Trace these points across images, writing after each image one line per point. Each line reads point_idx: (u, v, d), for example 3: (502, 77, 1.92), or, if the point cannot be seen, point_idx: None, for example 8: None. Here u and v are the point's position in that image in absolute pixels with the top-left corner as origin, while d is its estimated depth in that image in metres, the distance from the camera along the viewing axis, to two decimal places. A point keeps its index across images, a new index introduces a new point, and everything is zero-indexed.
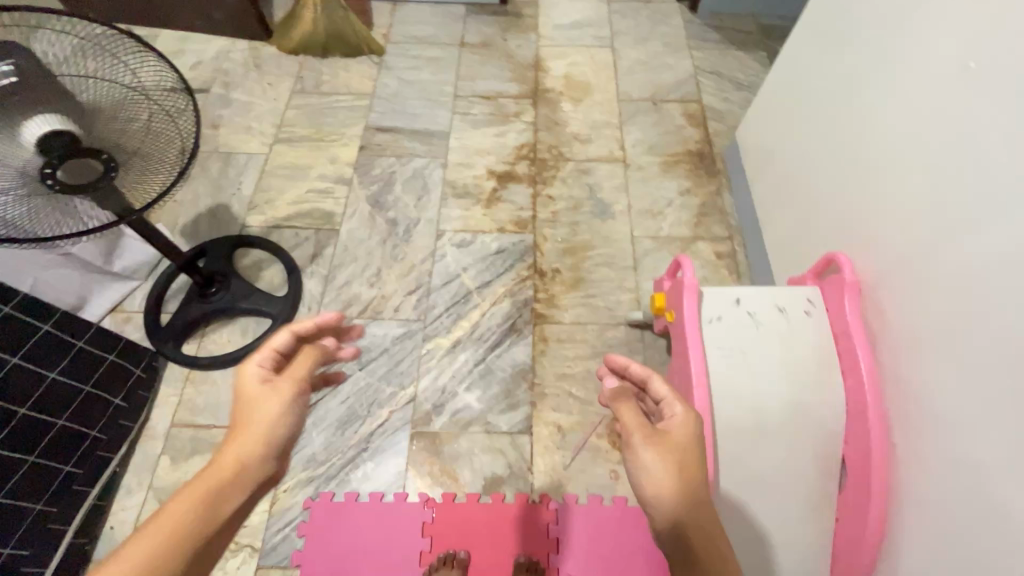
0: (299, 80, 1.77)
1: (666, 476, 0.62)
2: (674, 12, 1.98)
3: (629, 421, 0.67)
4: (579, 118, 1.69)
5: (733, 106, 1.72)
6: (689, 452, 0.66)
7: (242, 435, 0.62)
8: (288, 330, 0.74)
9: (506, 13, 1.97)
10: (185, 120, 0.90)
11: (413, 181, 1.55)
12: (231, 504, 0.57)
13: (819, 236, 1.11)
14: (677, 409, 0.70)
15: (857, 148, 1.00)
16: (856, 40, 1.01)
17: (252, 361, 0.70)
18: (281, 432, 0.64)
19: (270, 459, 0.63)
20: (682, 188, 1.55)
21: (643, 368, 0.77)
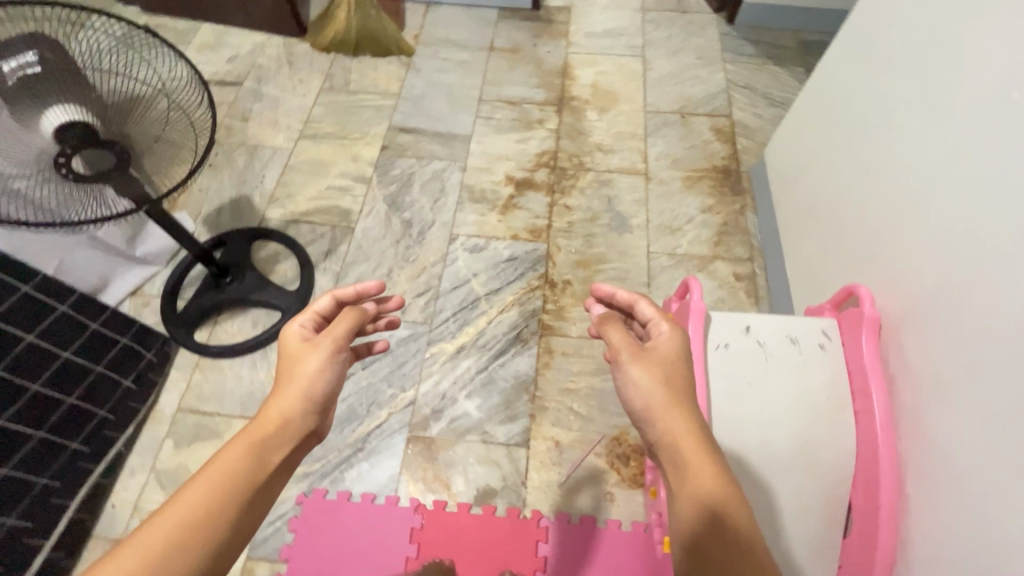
0: (329, 78, 1.80)
1: (654, 392, 0.70)
2: (710, 24, 1.93)
3: (617, 342, 0.75)
4: (604, 128, 1.66)
5: (764, 124, 1.66)
6: (673, 367, 0.72)
7: (288, 389, 0.70)
8: (331, 296, 0.83)
9: (538, 19, 1.95)
10: (198, 113, 0.95)
11: (431, 184, 1.55)
12: (279, 453, 0.64)
13: (843, 266, 1.06)
14: (662, 328, 0.77)
15: (887, 175, 0.95)
16: (892, 63, 0.97)
17: (297, 322, 0.79)
18: (322, 386, 0.71)
19: (312, 414, 0.70)
20: (704, 206, 1.50)
21: (628, 294, 0.83)
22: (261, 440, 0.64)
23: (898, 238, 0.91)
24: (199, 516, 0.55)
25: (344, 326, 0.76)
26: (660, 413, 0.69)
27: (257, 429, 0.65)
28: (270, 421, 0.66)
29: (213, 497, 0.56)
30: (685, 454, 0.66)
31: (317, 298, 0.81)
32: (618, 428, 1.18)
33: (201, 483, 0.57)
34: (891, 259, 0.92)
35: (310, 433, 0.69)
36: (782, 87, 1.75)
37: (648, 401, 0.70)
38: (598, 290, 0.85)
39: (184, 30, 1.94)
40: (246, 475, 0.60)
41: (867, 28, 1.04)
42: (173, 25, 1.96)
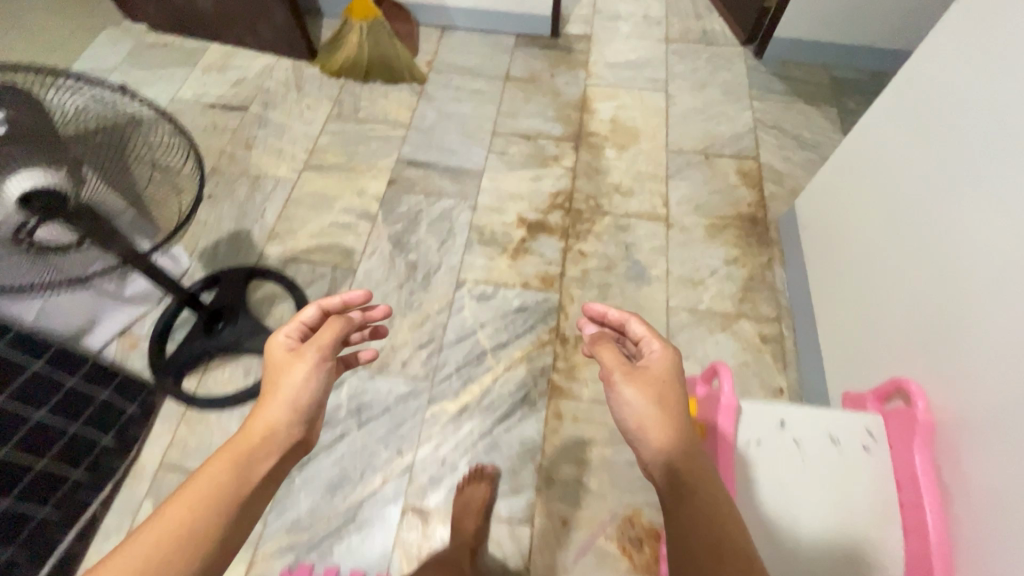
0: (338, 105, 1.73)
1: (646, 407, 0.64)
2: (737, 57, 1.84)
3: (607, 361, 0.70)
4: (623, 167, 1.57)
5: (794, 168, 1.57)
6: (668, 381, 0.67)
7: (272, 398, 0.66)
8: (317, 305, 0.80)
9: (557, 47, 1.88)
10: (179, 153, 0.86)
11: (439, 223, 1.47)
12: (262, 468, 0.59)
13: (885, 334, 0.97)
14: (654, 345, 0.72)
15: (937, 240, 0.87)
16: (948, 134, 0.87)
17: (281, 332, 0.76)
18: (308, 398, 0.68)
19: (299, 424, 0.65)
20: (729, 257, 1.40)
21: (620, 312, 0.78)
22: (243, 453, 0.59)
23: (949, 315, 0.83)
24: (182, 533, 0.50)
25: (329, 334, 0.73)
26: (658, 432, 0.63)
27: (240, 442, 0.60)
28: (254, 432, 0.62)
29: (195, 514, 0.52)
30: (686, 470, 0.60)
31: (303, 308, 0.78)
32: (631, 506, 1.09)
33: (179, 502, 0.52)
34: (942, 337, 0.84)
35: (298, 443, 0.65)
36: (813, 128, 1.65)
37: (643, 420, 0.64)
38: (588, 308, 0.80)
39: (192, 49, 1.89)
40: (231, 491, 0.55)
41: (917, 90, 0.94)
42: (181, 43, 1.90)
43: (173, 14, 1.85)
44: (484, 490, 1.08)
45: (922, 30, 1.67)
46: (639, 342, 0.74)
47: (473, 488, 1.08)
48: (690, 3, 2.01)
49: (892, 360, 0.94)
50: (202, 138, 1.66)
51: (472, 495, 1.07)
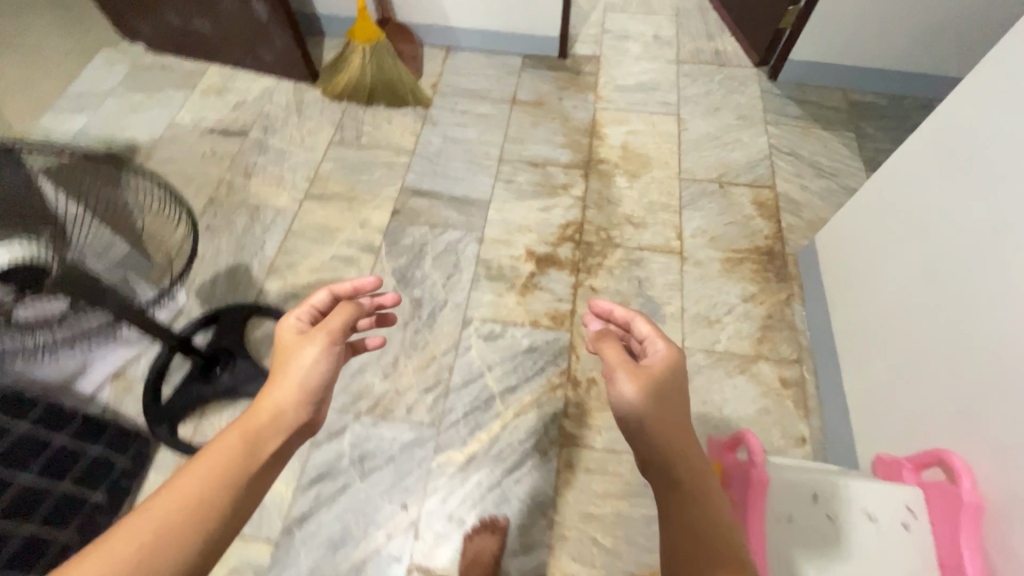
0: (340, 130, 1.68)
1: (647, 406, 0.67)
2: (751, 79, 1.79)
3: (611, 358, 0.72)
4: (634, 197, 1.52)
5: (812, 197, 1.51)
6: (670, 381, 0.70)
7: (280, 382, 0.70)
8: (329, 291, 0.85)
9: (565, 68, 1.83)
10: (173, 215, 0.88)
11: (444, 256, 1.42)
12: (270, 445, 0.64)
13: (923, 368, 0.92)
14: (660, 345, 0.75)
15: (977, 277, 0.83)
16: (987, 190, 0.83)
17: (292, 316, 0.82)
18: (316, 379, 0.71)
19: (306, 407, 0.70)
20: (746, 293, 1.35)
21: (626, 310, 0.81)
22: (250, 433, 0.63)
23: (995, 345, 0.79)
24: (194, 500, 0.54)
25: (339, 320, 0.76)
26: (662, 432, 0.65)
27: (247, 422, 0.65)
28: (262, 412, 0.67)
29: (210, 482, 0.56)
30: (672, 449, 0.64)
31: (315, 292, 0.83)
32: (647, 566, 1.04)
33: (195, 472, 0.57)
34: (991, 367, 0.79)
35: (305, 425, 0.69)
36: (831, 155, 1.60)
37: (644, 420, 0.66)
38: (595, 304, 0.83)
39: (191, 71, 1.85)
40: (240, 464, 0.60)
41: (950, 138, 0.90)
42: (179, 65, 1.86)
43: (170, 35, 1.80)
44: (494, 542, 1.05)
45: (944, 53, 1.61)
46: (644, 341, 0.78)
47: (482, 538, 1.05)
48: (701, 21, 1.96)
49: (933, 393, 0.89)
50: (200, 165, 1.61)
51: (481, 545, 1.04)
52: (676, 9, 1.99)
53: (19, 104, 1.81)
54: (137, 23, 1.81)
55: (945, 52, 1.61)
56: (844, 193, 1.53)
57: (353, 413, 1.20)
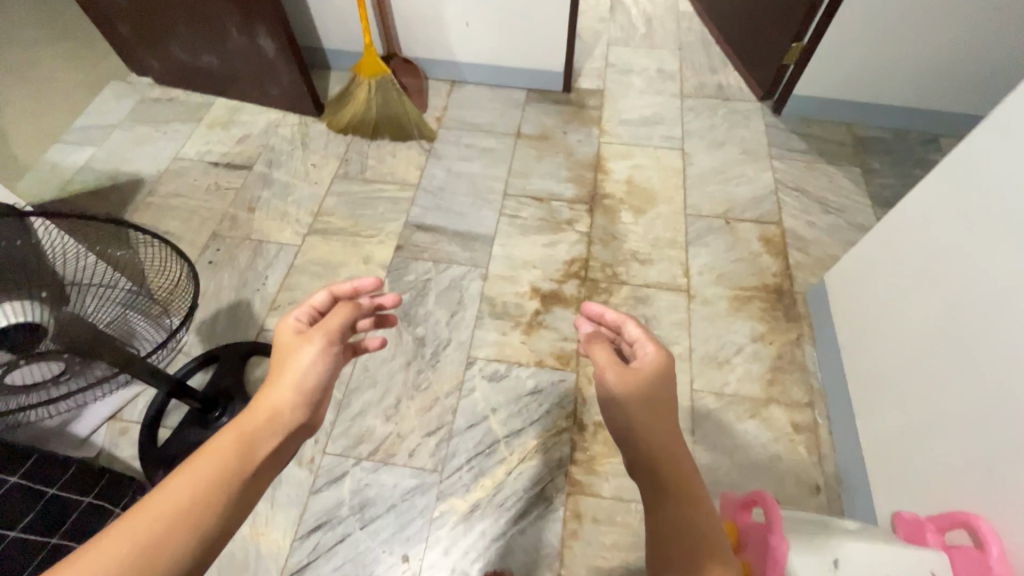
0: (344, 164, 1.68)
1: (634, 409, 0.70)
2: (755, 113, 1.79)
3: (602, 360, 0.77)
4: (639, 233, 1.51)
5: (819, 234, 1.50)
6: (658, 382, 0.73)
7: (280, 379, 0.72)
8: (328, 291, 0.89)
9: (569, 102, 1.84)
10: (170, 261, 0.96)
11: (448, 293, 1.40)
12: (266, 446, 0.64)
13: (955, 400, 0.89)
14: (648, 348, 0.78)
15: (993, 332, 0.83)
16: (999, 247, 0.82)
17: (292, 316, 0.84)
18: (315, 377, 0.73)
19: (303, 406, 0.71)
20: (755, 332, 1.33)
21: (617, 314, 0.85)
22: (246, 436, 0.63)
23: (1010, 400, 0.79)
24: (188, 503, 0.54)
25: (336, 321, 0.80)
26: (648, 434, 0.69)
27: (243, 423, 0.65)
28: (257, 415, 0.67)
29: (203, 484, 0.56)
30: (661, 448, 0.67)
31: (314, 293, 0.87)
32: None
33: (189, 474, 0.56)
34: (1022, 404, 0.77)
35: (299, 427, 0.69)
36: (837, 190, 1.59)
37: (632, 422, 0.70)
38: (586, 308, 0.87)
39: (197, 104, 1.86)
40: (236, 466, 0.60)
41: (962, 190, 0.90)
42: (185, 98, 1.87)
43: (178, 70, 1.82)
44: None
45: (948, 90, 1.62)
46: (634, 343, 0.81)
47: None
48: (704, 55, 1.97)
49: (964, 422, 0.87)
50: (204, 199, 1.61)
51: None
52: (679, 44, 2.01)
53: (27, 137, 1.82)
54: (145, 58, 1.83)
55: (949, 88, 1.62)
56: (852, 229, 1.52)
57: (353, 458, 1.17)
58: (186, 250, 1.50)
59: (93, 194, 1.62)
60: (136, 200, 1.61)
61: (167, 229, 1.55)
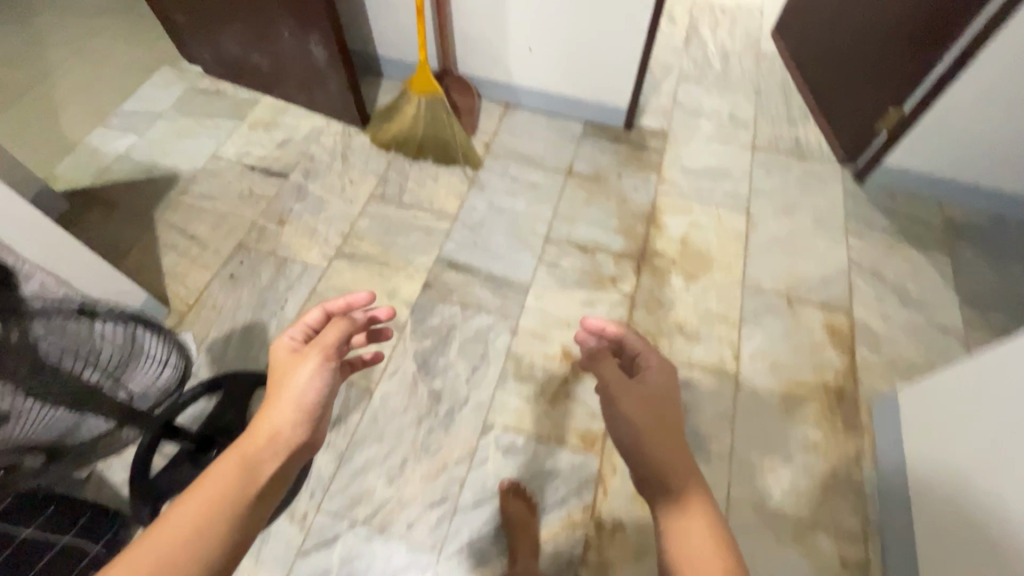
0: (383, 183, 1.60)
1: (638, 417, 0.69)
2: (834, 177, 1.62)
3: (607, 376, 0.75)
4: (689, 302, 1.37)
5: (894, 330, 1.33)
6: (661, 396, 0.72)
7: (278, 399, 0.70)
8: (321, 307, 0.87)
9: (629, 141, 1.70)
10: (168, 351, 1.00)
11: (472, 344, 1.30)
12: (268, 468, 0.61)
13: None
14: (652, 361, 0.78)
15: None
16: None
17: (287, 334, 0.82)
18: (313, 393, 0.71)
19: (304, 423, 0.68)
20: (806, 439, 1.18)
21: (618, 327, 0.83)
22: (249, 458, 0.61)
23: None
24: (191, 534, 0.51)
25: (332, 334, 0.78)
26: (653, 442, 0.66)
27: (244, 446, 0.62)
28: (258, 434, 0.64)
29: (205, 513, 0.53)
30: (664, 453, 0.64)
31: (308, 310, 0.86)
32: None
33: (188, 503, 0.54)
34: None
35: (303, 446, 0.66)
36: (920, 281, 1.41)
37: (635, 430, 0.67)
38: (587, 323, 0.85)
39: (243, 101, 1.80)
40: (239, 488, 0.57)
41: None
42: (233, 93, 1.82)
43: (228, 64, 1.76)
44: (525, 503, 1.08)
45: None
46: (636, 359, 0.80)
47: (514, 504, 1.07)
48: (783, 104, 1.80)
49: None
50: (235, 205, 1.55)
51: None
52: (756, 88, 1.85)
53: (75, 116, 1.80)
54: (196, 49, 1.78)
55: None
56: (932, 329, 1.34)
57: (348, 520, 1.09)
58: (210, 258, 1.44)
59: (128, 185, 1.58)
60: (169, 196, 1.56)
61: (194, 232, 1.49)
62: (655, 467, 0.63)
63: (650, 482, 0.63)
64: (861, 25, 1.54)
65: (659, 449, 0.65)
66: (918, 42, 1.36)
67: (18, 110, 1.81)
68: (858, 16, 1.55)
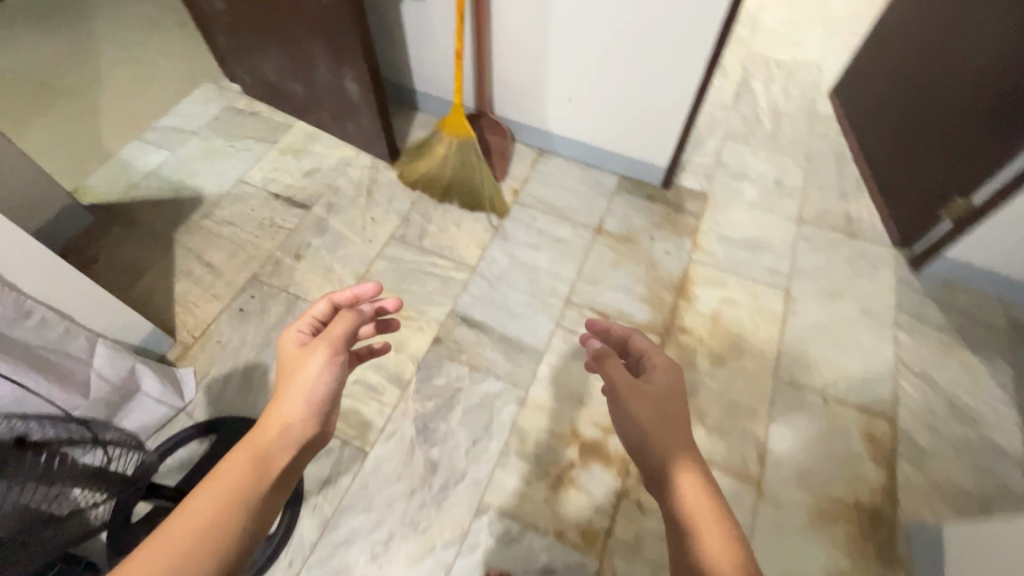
0: (404, 224, 1.55)
1: (642, 418, 0.69)
2: (886, 261, 1.49)
3: (612, 377, 0.74)
4: (714, 389, 1.27)
5: (943, 446, 1.20)
6: (669, 396, 0.71)
7: (289, 390, 0.71)
8: (328, 299, 0.84)
9: (666, 200, 1.61)
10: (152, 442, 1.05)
11: (476, 412, 1.23)
12: (280, 463, 0.65)
13: None
14: (657, 360, 0.77)
15: None
16: None
17: (294, 326, 0.81)
18: (325, 387, 0.73)
19: (316, 419, 0.71)
20: (831, 566, 1.06)
21: (622, 329, 0.85)
22: (258, 454, 0.65)
23: None
24: (207, 528, 0.57)
25: (342, 326, 0.78)
26: (658, 439, 0.67)
27: (256, 440, 0.66)
28: (270, 429, 0.67)
29: (220, 507, 0.59)
30: (671, 451, 0.66)
31: (313, 302, 0.83)
32: None
33: (204, 496, 0.59)
34: None
35: (311, 441, 0.70)
36: (977, 391, 1.27)
37: (641, 430, 0.69)
38: (592, 324, 0.87)
39: (277, 125, 1.79)
40: (250, 484, 0.62)
41: None
42: (268, 116, 1.81)
43: (265, 87, 1.75)
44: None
45: None
46: (642, 358, 0.80)
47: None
48: (836, 174, 1.68)
49: None
50: (254, 235, 1.52)
51: None
52: (808, 153, 1.73)
53: (114, 125, 1.82)
54: (236, 70, 1.78)
55: None
56: (988, 449, 1.20)
57: None
58: (222, 289, 1.42)
59: (153, 204, 1.58)
60: (191, 219, 1.55)
61: (211, 260, 1.47)
62: (660, 464, 0.65)
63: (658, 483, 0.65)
64: (931, 101, 1.42)
65: (665, 446, 0.66)
66: (996, 129, 1.23)
67: (61, 115, 1.84)
68: (927, 90, 1.43)
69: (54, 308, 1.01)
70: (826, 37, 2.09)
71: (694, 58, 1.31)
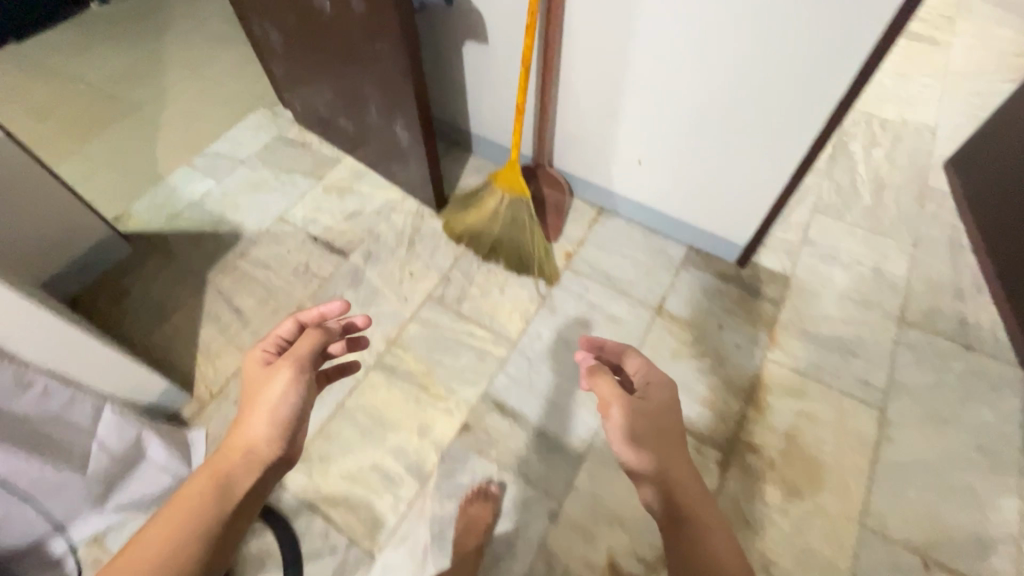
0: (444, 283, 1.42)
1: (645, 434, 0.71)
2: (1011, 385, 1.24)
3: (608, 393, 0.75)
4: (783, 530, 1.07)
5: None
6: (665, 416, 0.74)
7: (254, 411, 0.72)
8: (294, 318, 0.85)
9: (741, 281, 1.41)
10: None
11: (501, 524, 1.08)
12: (239, 487, 0.66)
13: None
14: (653, 378, 0.78)
15: None
16: None
17: (259, 347, 0.82)
18: (289, 408, 0.73)
19: (280, 439, 0.72)
20: None
21: (619, 344, 0.84)
22: (220, 476, 0.66)
23: None
24: (162, 555, 0.58)
25: (305, 346, 0.78)
26: (661, 456, 0.69)
27: (218, 463, 0.68)
28: (233, 452, 0.69)
29: (175, 536, 0.60)
30: (674, 471, 0.68)
31: (279, 322, 0.83)
32: None
33: (161, 524, 0.61)
34: None
35: (279, 460, 0.71)
36: None
37: (643, 446, 0.70)
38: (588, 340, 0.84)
39: (325, 158, 1.71)
40: (207, 508, 0.63)
41: None
42: (317, 148, 1.74)
43: (317, 119, 1.67)
44: (488, 511, 1.08)
45: None
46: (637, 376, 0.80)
47: (475, 508, 1.08)
48: (949, 265, 1.43)
49: None
50: (288, 281, 1.44)
51: None
52: (915, 237, 1.48)
53: (169, 145, 1.79)
54: (290, 101, 1.71)
55: None
56: None
57: None
58: (247, 341, 1.34)
59: (192, 237, 1.52)
60: (226, 258, 1.48)
61: (240, 306, 1.39)
62: (667, 483, 0.68)
63: (663, 501, 0.67)
64: None
65: (668, 465, 0.69)
66: None
67: (118, 132, 1.83)
68: None
69: (61, 372, 0.94)
70: (942, 95, 1.82)
71: (795, 140, 1.12)
